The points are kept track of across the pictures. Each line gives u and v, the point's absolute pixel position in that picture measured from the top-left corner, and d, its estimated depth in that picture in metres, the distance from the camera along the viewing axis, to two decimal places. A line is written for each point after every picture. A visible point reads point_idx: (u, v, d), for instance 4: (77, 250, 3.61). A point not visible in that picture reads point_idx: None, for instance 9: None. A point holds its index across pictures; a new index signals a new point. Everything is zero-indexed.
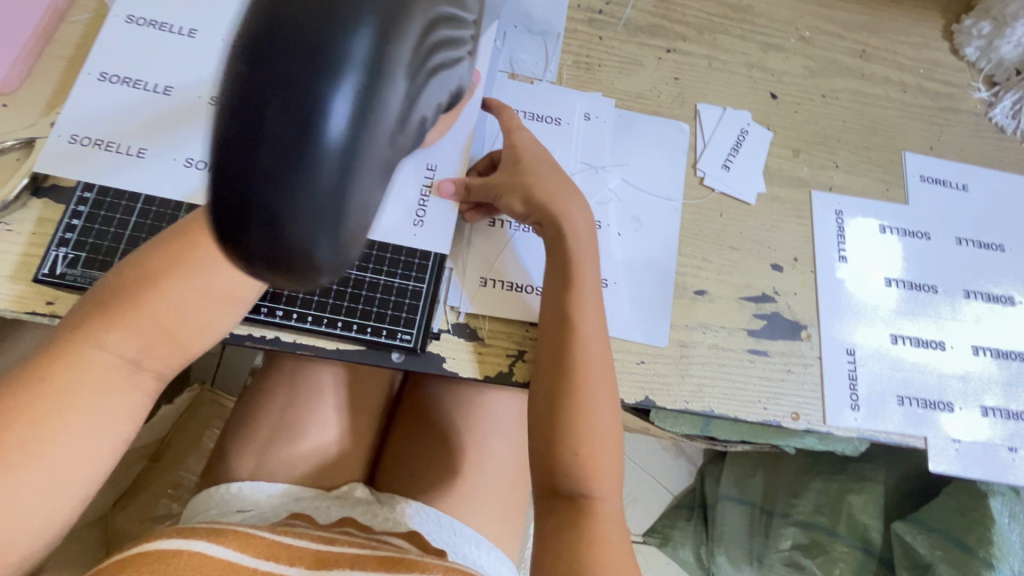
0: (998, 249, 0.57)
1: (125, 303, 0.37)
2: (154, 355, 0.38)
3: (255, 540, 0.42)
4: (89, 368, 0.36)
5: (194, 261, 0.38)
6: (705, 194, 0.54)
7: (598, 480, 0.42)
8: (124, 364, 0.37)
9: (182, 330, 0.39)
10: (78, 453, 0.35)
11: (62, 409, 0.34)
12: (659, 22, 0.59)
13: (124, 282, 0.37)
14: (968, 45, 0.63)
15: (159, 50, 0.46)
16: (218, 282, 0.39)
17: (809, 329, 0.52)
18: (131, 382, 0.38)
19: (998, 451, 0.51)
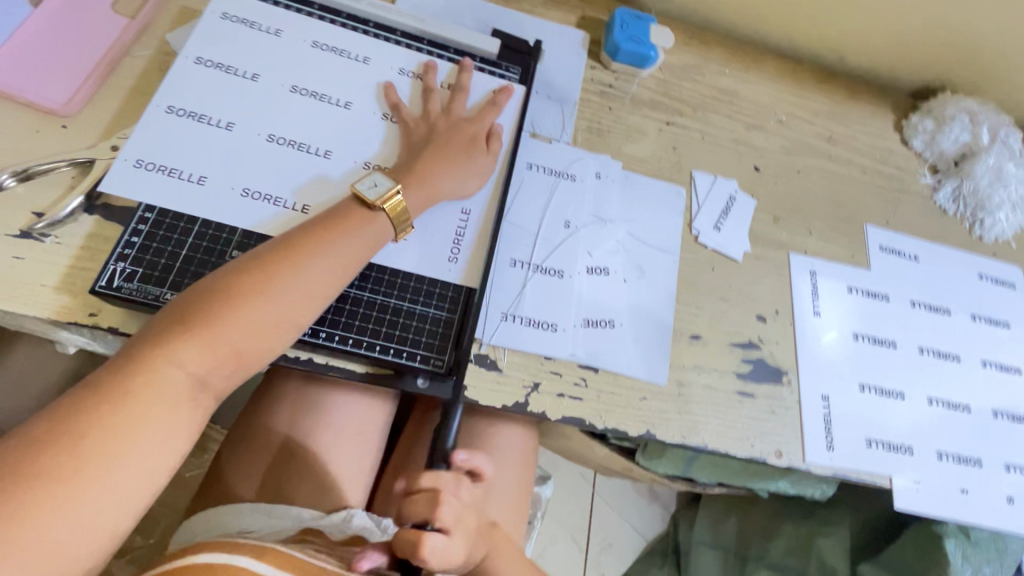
0: (945, 312, 0.65)
1: (201, 324, 0.39)
2: (219, 374, 0.40)
3: (289, 558, 0.44)
4: (163, 384, 0.37)
5: (268, 286, 0.41)
6: (700, 250, 0.61)
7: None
8: (194, 381, 0.39)
9: (249, 352, 0.41)
10: (139, 465, 0.35)
11: (131, 421, 0.35)
12: (660, 98, 0.68)
13: (199, 303, 0.40)
14: (915, 138, 0.74)
15: (224, 90, 0.51)
16: (289, 309, 0.42)
17: (789, 375, 0.58)
18: (196, 401, 0.39)
19: (952, 492, 0.58)
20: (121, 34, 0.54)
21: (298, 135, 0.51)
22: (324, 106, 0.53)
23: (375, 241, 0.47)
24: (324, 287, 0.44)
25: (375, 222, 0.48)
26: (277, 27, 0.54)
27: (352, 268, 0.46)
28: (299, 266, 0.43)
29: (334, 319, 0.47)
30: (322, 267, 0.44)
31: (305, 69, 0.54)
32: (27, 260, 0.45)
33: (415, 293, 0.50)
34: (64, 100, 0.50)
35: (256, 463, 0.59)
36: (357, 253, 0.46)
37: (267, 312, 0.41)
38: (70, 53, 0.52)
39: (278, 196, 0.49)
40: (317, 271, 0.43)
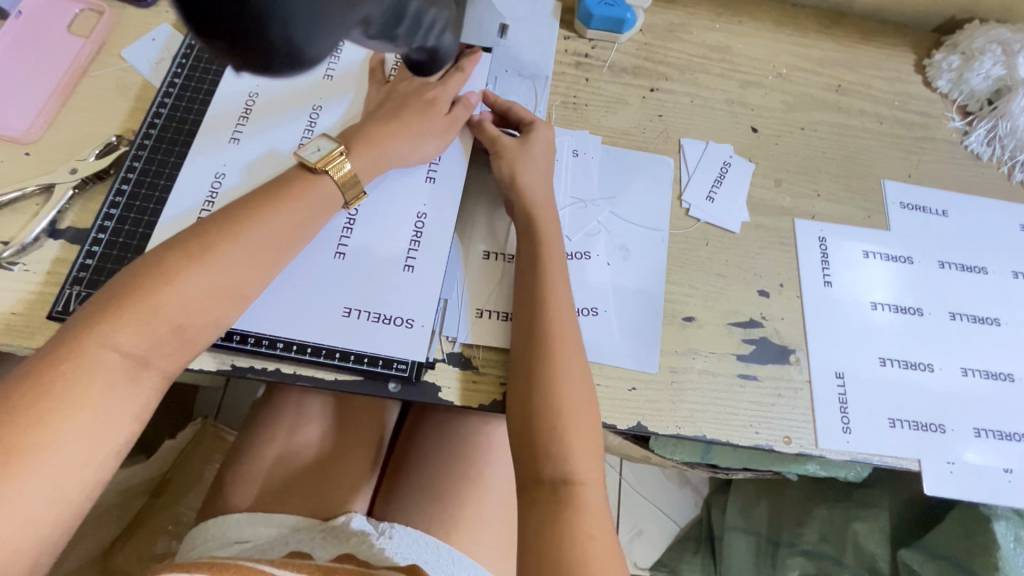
0: (980, 271, 0.58)
1: (149, 290, 0.39)
2: (161, 354, 0.40)
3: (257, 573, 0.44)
4: (98, 366, 0.37)
5: (187, 265, 0.40)
6: (691, 224, 0.56)
7: (579, 468, 0.43)
8: (127, 364, 0.38)
9: (190, 324, 0.40)
10: (67, 459, 0.35)
11: (70, 402, 0.36)
12: (643, 63, 0.63)
13: (123, 287, 0.39)
14: (940, 78, 0.65)
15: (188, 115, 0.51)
16: (228, 275, 0.41)
17: (797, 353, 0.53)
18: (138, 378, 0.39)
19: (993, 473, 0.51)
20: (77, 54, 0.54)
21: (269, 151, 0.50)
22: (301, 117, 0.52)
23: (320, 211, 0.46)
24: (261, 247, 0.43)
25: (318, 185, 0.46)
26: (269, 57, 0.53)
27: (294, 235, 0.44)
28: (216, 248, 0.41)
29: (292, 329, 0.46)
30: (241, 246, 0.42)
31: (270, 93, 0.52)
32: None
33: (378, 296, 0.48)
34: (25, 128, 0.50)
35: (249, 478, 0.58)
36: (296, 220, 0.45)
37: (192, 285, 0.40)
38: (29, 79, 0.52)
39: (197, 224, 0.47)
40: (247, 232, 0.42)
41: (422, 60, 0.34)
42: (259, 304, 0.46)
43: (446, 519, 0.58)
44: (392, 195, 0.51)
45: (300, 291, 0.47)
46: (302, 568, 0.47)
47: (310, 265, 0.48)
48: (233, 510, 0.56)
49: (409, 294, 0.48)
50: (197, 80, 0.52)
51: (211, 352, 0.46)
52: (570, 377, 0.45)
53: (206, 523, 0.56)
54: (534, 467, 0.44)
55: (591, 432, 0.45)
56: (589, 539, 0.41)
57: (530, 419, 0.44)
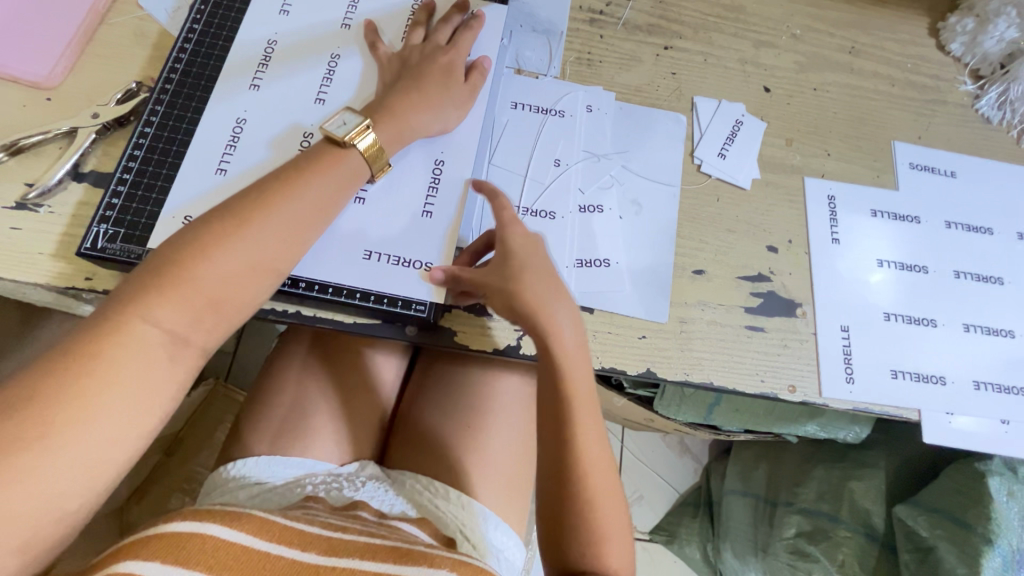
0: (985, 232, 0.59)
1: (185, 269, 0.39)
2: (201, 329, 0.40)
3: (269, 525, 0.42)
4: (138, 340, 0.37)
5: (222, 240, 0.41)
6: (703, 180, 0.57)
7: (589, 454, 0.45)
8: (168, 338, 0.39)
9: (228, 300, 0.41)
10: (97, 437, 0.35)
11: (103, 380, 0.36)
12: (657, 21, 0.63)
13: (160, 265, 0.39)
14: (953, 41, 0.66)
15: (208, 62, 0.51)
16: (264, 251, 0.42)
17: (804, 307, 0.54)
18: (178, 354, 0.39)
19: (990, 424, 0.53)
20: (95, 2, 0.54)
21: (289, 98, 0.50)
22: (320, 66, 0.52)
23: (347, 182, 0.46)
24: (293, 223, 0.43)
25: (347, 157, 0.47)
26: (286, 5, 0.54)
27: (324, 208, 0.45)
28: (249, 223, 0.41)
29: (312, 270, 0.47)
30: (274, 222, 0.42)
31: (291, 42, 0.52)
32: (24, 230, 0.46)
33: (398, 241, 0.49)
34: (46, 73, 0.51)
35: (267, 423, 0.60)
36: (324, 195, 0.45)
37: (228, 260, 0.40)
38: (49, 25, 0.52)
39: (221, 168, 0.48)
40: (273, 207, 0.43)
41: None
42: None
43: (458, 467, 0.60)
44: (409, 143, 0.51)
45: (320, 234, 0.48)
46: (316, 520, 0.46)
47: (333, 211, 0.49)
48: (252, 453, 0.58)
49: (429, 242, 0.49)
50: (216, 26, 0.53)
51: None
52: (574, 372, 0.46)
53: (228, 465, 0.57)
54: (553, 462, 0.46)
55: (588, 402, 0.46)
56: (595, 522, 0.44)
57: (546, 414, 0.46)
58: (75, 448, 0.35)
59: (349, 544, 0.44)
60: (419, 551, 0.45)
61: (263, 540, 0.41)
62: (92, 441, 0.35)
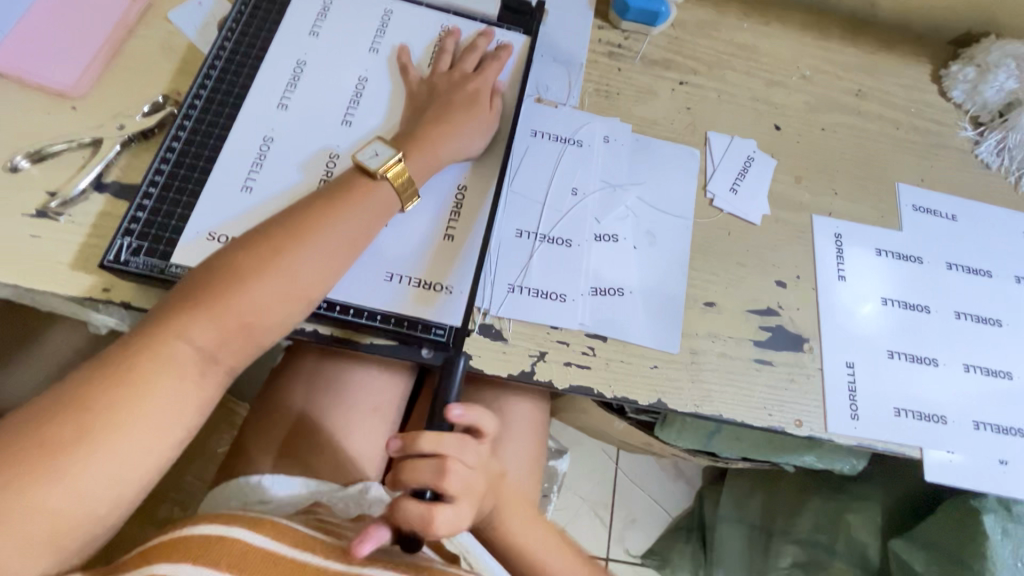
0: (985, 274, 0.61)
1: (219, 293, 0.41)
2: (229, 349, 0.41)
3: (289, 532, 0.45)
4: (174, 357, 0.39)
5: (257, 268, 0.42)
6: (715, 214, 0.58)
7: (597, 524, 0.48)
8: (201, 356, 0.40)
9: (258, 324, 0.42)
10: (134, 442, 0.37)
11: (140, 388, 0.38)
12: (673, 57, 0.64)
13: (198, 286, 0.41)
14: (955, 88, 0.68)
15: (236, 79, 0.52)
16: (297, 280, 0.42)
17: (810, 342, 0.55)
18: (208, 372, 0.41)
19: (989, 463, 0.54)
20: (124, 14, 0.54)
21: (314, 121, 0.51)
22: (347, 88, 0.53)
23: (380, 214, 0.47)
24: (325, 253, 0.44)
25: (377, 189, 0.47)
26: (317, 29, 0.55)
27: (355, 240, 0.45)
28: (284, 253, 0.42)
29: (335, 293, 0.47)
30: (308, 253, 0.43)
31: (320, 64, 0.53)
32: (44, 239, 0.46)
33: (420, 265, 0.49)
34: (73, 83, 0.51)
35: (274, 439, 0.60)
36: (356, 227, 0.45)
37: (262, 290, 0.41)
38: (78, 35, 0.53)
39: (247, 185, 0.48)
40: (308, 238, 0.43)
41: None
42: None
43: None
44: None
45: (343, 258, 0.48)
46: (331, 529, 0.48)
47: None
48: (257, 469, 0.58)
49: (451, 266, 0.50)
50: (247, 44, 0.53)
51: None
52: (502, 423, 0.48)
53: (233, 480, 0.57)
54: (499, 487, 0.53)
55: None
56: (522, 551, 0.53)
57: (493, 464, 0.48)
58: (112, 450, 0.36)
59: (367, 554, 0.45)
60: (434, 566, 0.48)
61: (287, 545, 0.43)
62: (128, 449, 0.37)
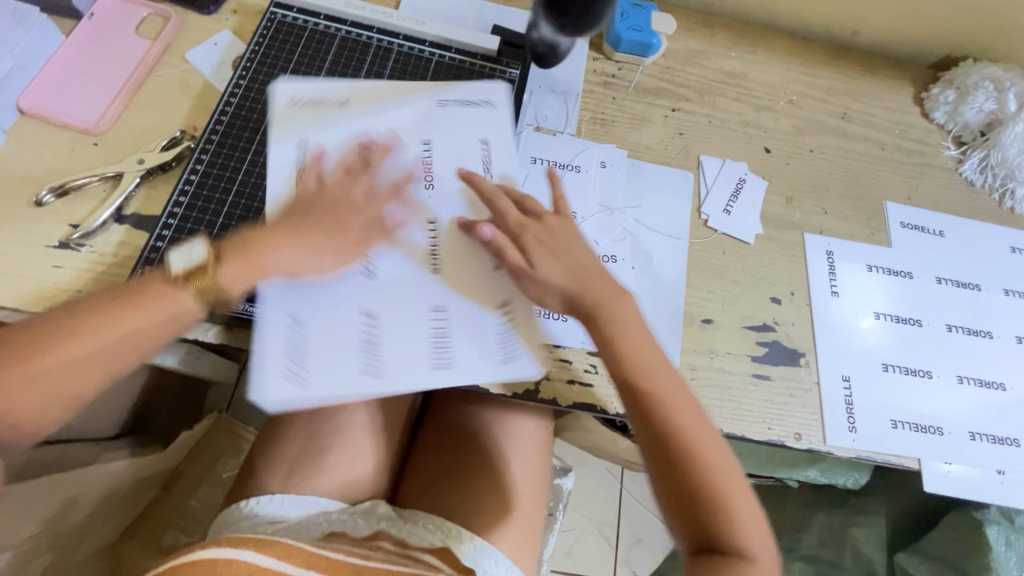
0: (974, 288, 0.63)
1: (50, 337, 0.43)
2: (71, 388, 0.43)
3: (296, 551, 0.46)
4: (15, 391, 0.42)
5: (84, 321, 0.44)
6: (709, 234, 0.61)
7: (693, 440, 0.48)
8: (44, 393, 0.42)
9: (89, 371, 0.44)
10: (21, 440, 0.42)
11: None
12: (664, 85, 0.68)
13: (41, 325, 0.43)
14: (937, 110, 0.71)
15: (253, 114, 0.55)
16: (123, 337, 0.44)
17: (807, 356, 0.57)
18: (50, 407, 0.43)
19: (986, 473, 0.55)
20: (144, 55, 0.57)
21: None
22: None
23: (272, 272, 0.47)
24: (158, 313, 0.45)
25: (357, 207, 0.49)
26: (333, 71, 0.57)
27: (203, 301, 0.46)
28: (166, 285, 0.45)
29: (321, 315, 0.47)
30: (131, 312, 0.44)
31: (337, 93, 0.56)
32: (66, 268, 0.49)
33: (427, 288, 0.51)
34: (95, 120, 0.54)
35: (281, 459, 0.60)
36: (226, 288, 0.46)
37: (145, 318, 0.44)
38: (101, 75, 0.56)
39: (278, 195, 0.51)
40: (143, 302, 0.45)
41: (547, 50, 0.59)
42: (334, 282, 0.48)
43: (469, 507, 0.60)
44: None
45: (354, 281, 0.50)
46: (341, 549, 0.49)
47: None
48: (265, 489, 0.58)
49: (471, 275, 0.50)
50: (261, 82, 0.56)
51: None
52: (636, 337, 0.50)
53: (240, 503, 0.57)
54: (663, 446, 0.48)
55: (702, 418, 0.49)
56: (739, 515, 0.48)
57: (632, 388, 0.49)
58: None
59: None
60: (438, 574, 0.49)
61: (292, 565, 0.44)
62: None
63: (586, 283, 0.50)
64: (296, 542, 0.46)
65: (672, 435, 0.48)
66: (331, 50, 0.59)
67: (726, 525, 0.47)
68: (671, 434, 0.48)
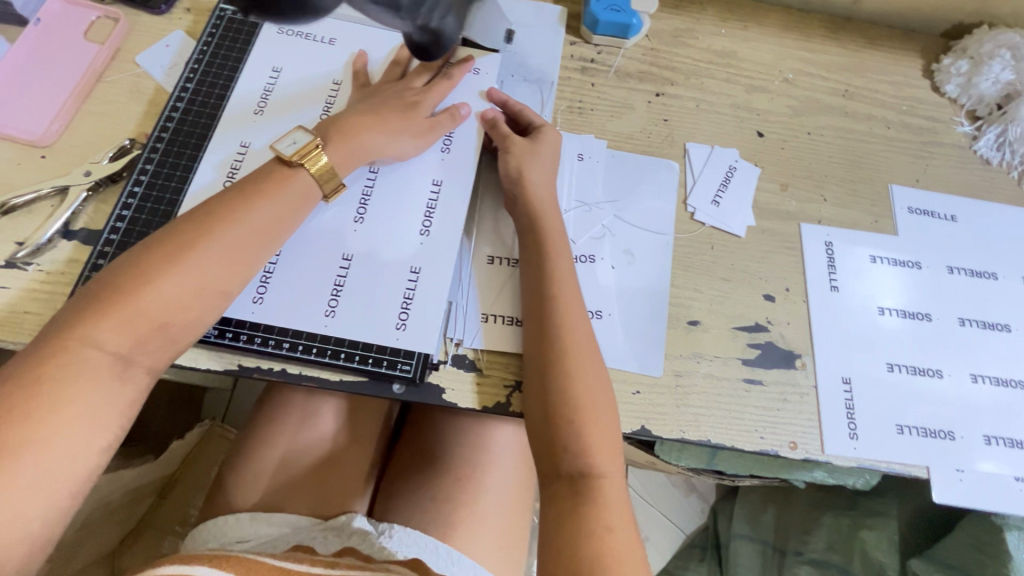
0: (989, 276, 0.58)
1: (122, 293, 0.39)
2: (146, 350, 0.40)
3: (258, 566, 0.43)
4: (82, 365, 0.37)
5: (159, 266, 0.40)
6: (696, 228, 0.56)
7: (597, 456, 0.43)
8: (114, 359, 0.38)
9: (173, 322, 0.40)
10: (59, 455, 0.36)
11: (51, 406, 0.36)
12: (648, 68, 0.63)
13: (102, 287, 0.39)
14: (949, 83, 0.65)
15: (196, 115, 0.52)
16: (206, 277, 0.41)
17: (803, 358, 0.53)
18: (124, 376, 0.39)
19: (1003, 480, 0.51)
20: (93, 60, 0.55)
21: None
22: (313, 115, 0.54)
23: (297, 204, 0.46)
24: (238, 245, 0.43)
25: (294, 178, 0.47)
26: (276, 66, 0.55)
27: (273, 231, 0.45)
28: (195, 247, 0.41)
29: (245, 313, 0.47)
30: (216, 245, 0.42)
31: (284, 82, 0.54)
32: (12, 289, 0.46)
33: (383, 300, 0.48)
34: (41, 132, 0.51)
35: (252, 477, 0.58)
36: (271, 219, 0.45)
37: (171, 284, 0.40)
38: (48, 83, 0.53)
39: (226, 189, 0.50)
40: (217, 233, 0.42)
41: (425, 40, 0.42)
42: (290, 289, 0.48)
43: (448, 522, 0.57)
44: (392, 188, 0.52)
45: (308, 295, 0.48)
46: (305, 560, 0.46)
47: (314, 261, 0.49)
48: (236, 509, 0.56)
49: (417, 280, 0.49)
50: (209, 84, 0.54)
51: (216, 351, 0.47)
52: (576, 330, 0.46)
53: (209, 523, 0.55)
54: (553, 459, 0.44)
55: (610, 446, 0.44)
56: (608, 532, 0.41)
57: (543, 377, 0.45)
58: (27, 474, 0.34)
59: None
60: None
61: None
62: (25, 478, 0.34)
63: (555, 281, 0.47)
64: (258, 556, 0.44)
65: (580, 446, 0.43)
66: (277, 38, 0.56)
67: (579, 547, 0.41)
68: (574, 445, 0.43)
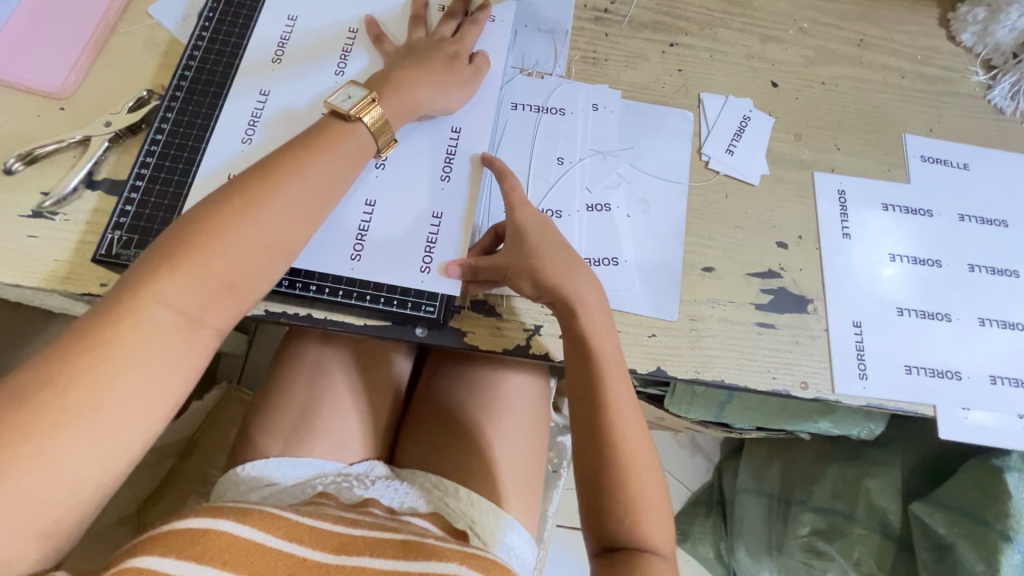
0: (1000, 224, 0.58)
1: (193, 251, 0.40)
2: (215, 309, 0.41)
3: (281, 521, 0.44)
4: (154, 324, 0.38)
5: (228, 226, 0.41)
6: (711, 177, 0.57)
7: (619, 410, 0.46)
8: (186, 317, 0.39)
9: (240, 280, 0.41)
10: (116, 423, 0.36)
11: (120, 368, 0.36)
12: (662, 18, 0.62)
13: (171, 245, 0.40)
14: (964, 31, 0.64)
15: (214, 64, 0.53)
16: (271, 236, 0.42)
17: (815, 303, 0.54)
18: (192, 335, 0.40)
19: (1007, 419, 0.52)
20: (105, 12, 0.55)
21: (299, 93, 0.52)
22: (330, 64, 0.53)
23: (351, 163, 0.46)
24: (299, 204, 0.43)
25: (352, 135, 0.47)
26: (292, 14, 0.54)
27: (329, 191, 0.45)
28: (256, 206, 0.42)
29: None
30: (278, 205, 0.42)
31: (298, 31, 0.54)
32: (41, 238, 0.47)
33: (405, 245, 0.49)
34: (59, 83, 0.52)
35: (278, 424, 0.59)
36: (329, 178, 0.45)
37: (238, 243, 0.41)
38: (63, 35, 0.53)
39: (247, 136, 0.50)
40: (280, 193, 0.43)
41: None
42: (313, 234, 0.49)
43: (468, 465, 0.59)
44: (411, 135, 0.52)
45: (333, 240, 0.49)
46: (327, 517, 0.47)
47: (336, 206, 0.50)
48: (263, 454, 0.58)
49: (438, 226, 0.50)
50: (225, 32, 0.54)
51: None
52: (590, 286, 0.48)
53: (238, 467, 0.57)
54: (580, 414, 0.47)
55: (630, 396, 0.47)
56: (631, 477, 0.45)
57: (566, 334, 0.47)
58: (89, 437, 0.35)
59: (357, 539, 0.46)
60: (429, 546, 0.46)
61: (275, 536, 0.43)
62: (84, 443, 0.35)
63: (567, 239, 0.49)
64: (280, 511, 0.45)
65: (600, 416, 0.45)
66: None
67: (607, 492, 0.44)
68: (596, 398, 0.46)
